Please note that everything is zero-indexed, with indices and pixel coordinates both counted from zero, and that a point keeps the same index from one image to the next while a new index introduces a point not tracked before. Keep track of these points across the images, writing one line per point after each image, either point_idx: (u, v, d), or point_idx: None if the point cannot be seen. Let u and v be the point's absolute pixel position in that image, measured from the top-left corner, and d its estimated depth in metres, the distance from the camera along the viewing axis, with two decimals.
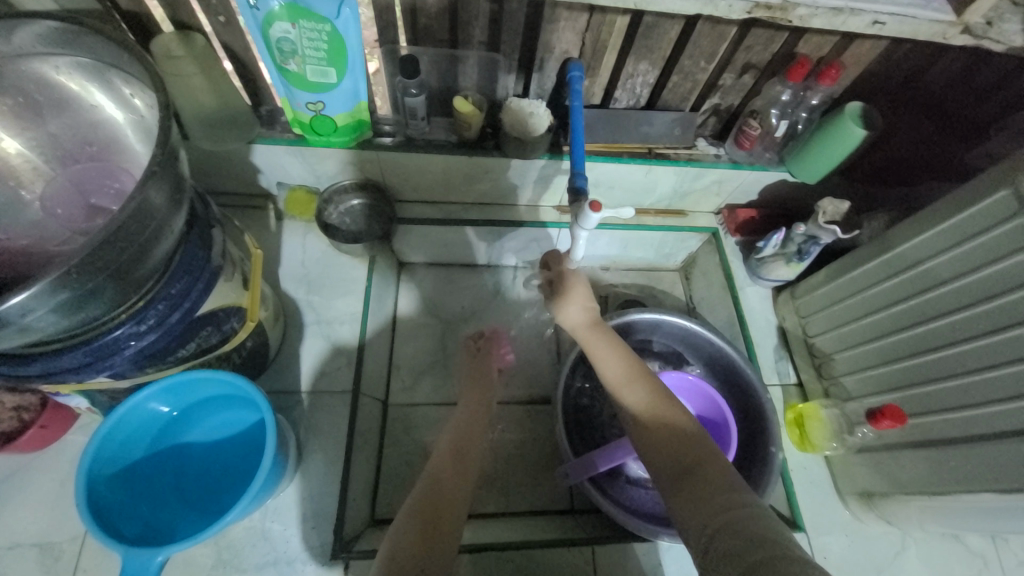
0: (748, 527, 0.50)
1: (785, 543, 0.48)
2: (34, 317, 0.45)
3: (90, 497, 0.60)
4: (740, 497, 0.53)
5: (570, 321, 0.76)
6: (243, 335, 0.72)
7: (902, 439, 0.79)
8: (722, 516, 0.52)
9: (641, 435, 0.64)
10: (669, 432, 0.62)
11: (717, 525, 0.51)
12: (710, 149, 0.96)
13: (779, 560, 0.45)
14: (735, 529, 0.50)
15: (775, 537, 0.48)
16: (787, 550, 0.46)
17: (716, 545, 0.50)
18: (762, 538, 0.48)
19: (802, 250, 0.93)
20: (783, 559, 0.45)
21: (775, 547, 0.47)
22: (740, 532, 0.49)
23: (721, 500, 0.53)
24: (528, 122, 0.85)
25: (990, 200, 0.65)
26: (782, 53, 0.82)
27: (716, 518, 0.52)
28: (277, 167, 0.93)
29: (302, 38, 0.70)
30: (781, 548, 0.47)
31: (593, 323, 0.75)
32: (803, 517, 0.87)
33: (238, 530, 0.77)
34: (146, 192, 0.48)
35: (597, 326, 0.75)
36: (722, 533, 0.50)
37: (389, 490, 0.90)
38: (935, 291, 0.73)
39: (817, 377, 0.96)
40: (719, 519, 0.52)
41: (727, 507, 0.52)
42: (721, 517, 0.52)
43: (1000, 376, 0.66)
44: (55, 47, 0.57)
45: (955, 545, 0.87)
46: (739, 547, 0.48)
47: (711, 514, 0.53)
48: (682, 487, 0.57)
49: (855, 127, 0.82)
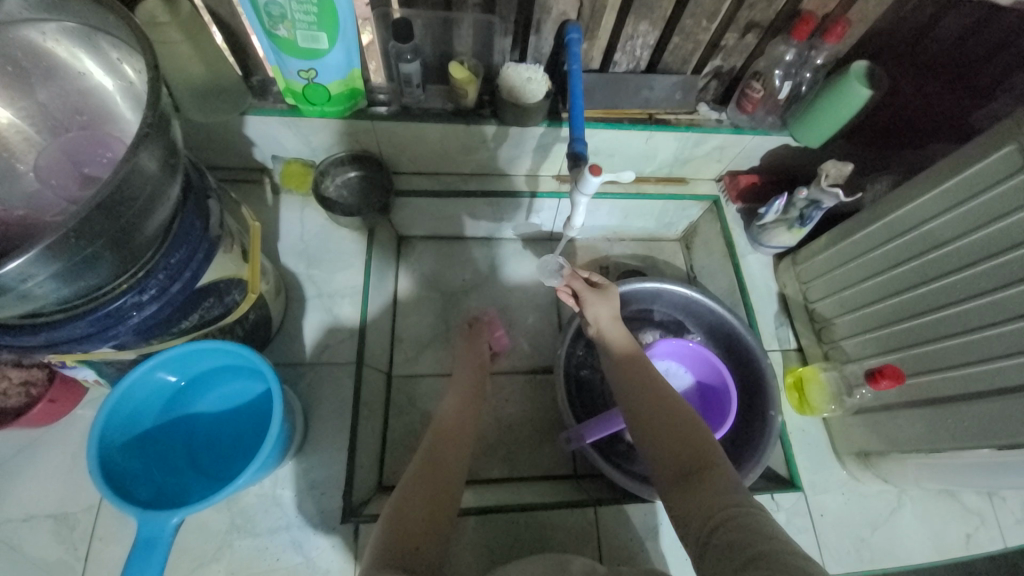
0: (750, 522, 0.50)
1: (782, 538, 0.48)
2: (34, 283, 0.45)
3: (102, 462, 0.62)
4: (740, 496, 0.53)
5: (603, 319, 0.79)
6: (245, 307, 0.73)
7: (902, 399, 0.80)
8: (724, 511, 0.52)
9: (646, 430, 0.64)
10: (675, 428, 0.63)
11: (718, 520, 0.51)
12: (711, 114, 0.94)
13: (778, 554, 0.45)
14: (736, 525, 0.50)
15: (774, 533, 0.48)
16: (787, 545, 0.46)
17: (716, 539, 0.50)
18: (763, 532, 0.48)
19: (805, 215, 0.92)
20: (782, 552, 0.45)
21: (772, 542, 0.47)
22: (740, 526, 0.50)
23: (722, 496, 0.53)
24: (526, 88, 0.83)
25: (994, 157, 0.64)
26: (787, 11, 0.80)
27: (716, 513, 0.52)
28: (271, 139, 0.91)
29: (290, 1, 0.68)
30: (781, 544, 0.46)
31: (620, 326, 0.79)
32: (801, 477, 0.89)
33: (249, 497, 0.79)
34: (138, 156, 0.47)
35: (626, 330, 0.79)
36: (724, 526, 0.50)
37: (396, 458, 0.92)
38: (936, 253, 0.73)
39: (817, 342, 0.97)
40: (720, 515, 0.52)
41: (728, 502, 0.53)
42: (721, 513, 0.52)
43: (997, 334, 0.67)
44: (41, 12, 0.57)
45: (950, 502, 0.89)
46: (737, 541, 0.48)
47: (713, 508, 0.52)
48: (685, 487, 0.57)
49: (860, 86, 0.81)
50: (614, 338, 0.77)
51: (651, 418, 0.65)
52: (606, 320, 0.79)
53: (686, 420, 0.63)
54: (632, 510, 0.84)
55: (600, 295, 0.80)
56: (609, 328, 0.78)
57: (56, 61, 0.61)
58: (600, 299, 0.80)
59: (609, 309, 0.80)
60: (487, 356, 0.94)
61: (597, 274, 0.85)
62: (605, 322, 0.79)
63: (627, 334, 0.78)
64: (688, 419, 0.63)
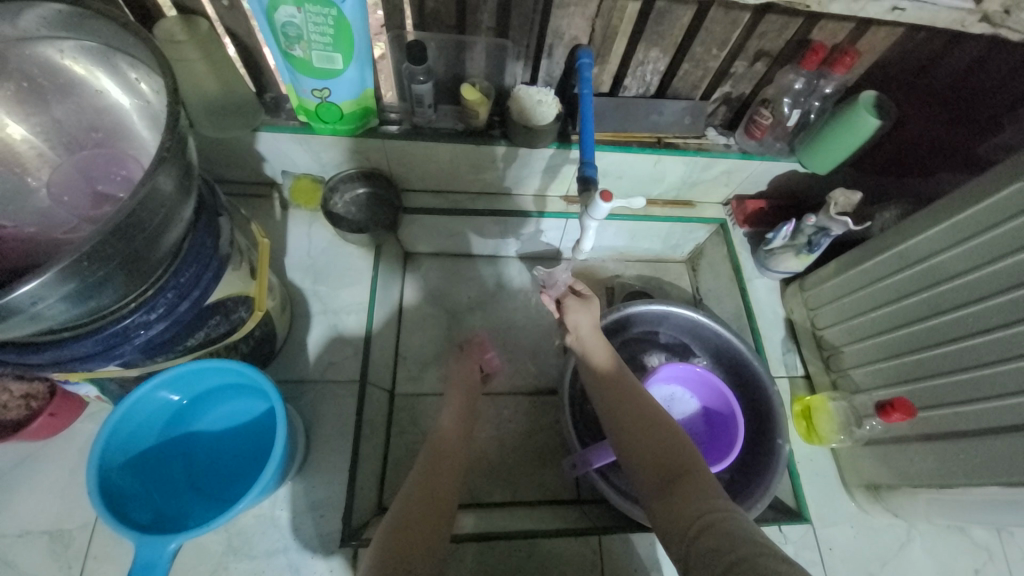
0: (729, 528, 0.51)
1: (760, 541, 0.48)
2: (45, 305, 0.45)
3: (101, 483, 0.61)
4: (720, 502, 0.54)
5: (580, 329, 0.80)
6: (251, 325, 0.72)
7: (912, 432, 0.79)
8: (704, 518, 0.53)
9: (627, 442, 0.65)
10: (656, 439, 0.64)
11: (700, 526, 0.52)
12: (720, 139, 0.94)
13: (758, 557, 0.46)
14: (716, 531, 0.51)
15: (753, 538, 0.49)
16: (766, 548, 0.47)
17: (698, 545, 0.51)
18: (740, 536, 0.49)
19: (813, 242, 0.92)
20: (764, 556, 0.46)
21: (755, 547, 0.48)
22: (719, 532, 0.51)
23: (703, 502, 0.55)
24: (536, 110, 0.84)
25: (1007, 191, 0.64)
26: (796, 40, 0.81)
27: (696, 521, 0.53)
28: (281, 155, 0.92)
29: (308, 22, 0.69)
30: (762, 547, 0.47)
31: (599, 335, 0.80)
32: (809, 508, 0.87)
33: (248, 517, 0.78)
34: (156, 177, 0.47)
35: (603, 338, 0.79)
36: (704, 533, 0.51)
37: (397, 478, 0.91)
38: (945, 286, 0.73)
39: (825, 370, 0.96)
40: (701, 521, 0.53)
41: (708, 508, 0.54)
42: (703, 520, 0.53)
43: (1010, 370, 0.66)
44: (61, 31, 0.57)
45: (960, 537, 0.87)
46: (718, 548, 0.49)
47: (694, 515, 0.54)
48: (666, 494, 0.58)
49: (869, 116, 0.81)
50: (590, 348, 0.78)
51: (634, 425, 0.66)
52: (587, 330, 0.79)
53: (668, 429, 0.65)
54: (637, 539, 0.82)
55: (582, 304, 0.82)
56: (588, 337, 0.79)
57: (73, 80, 0.62)
58: (582, 309, 0.81)
59: (591, 319, 0.80)
60: (474, 377, 0.91)
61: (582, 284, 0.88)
62: (583, 330, 0.80)
63: (607, 342, 0.79)
64: (669, 428, 0.65)
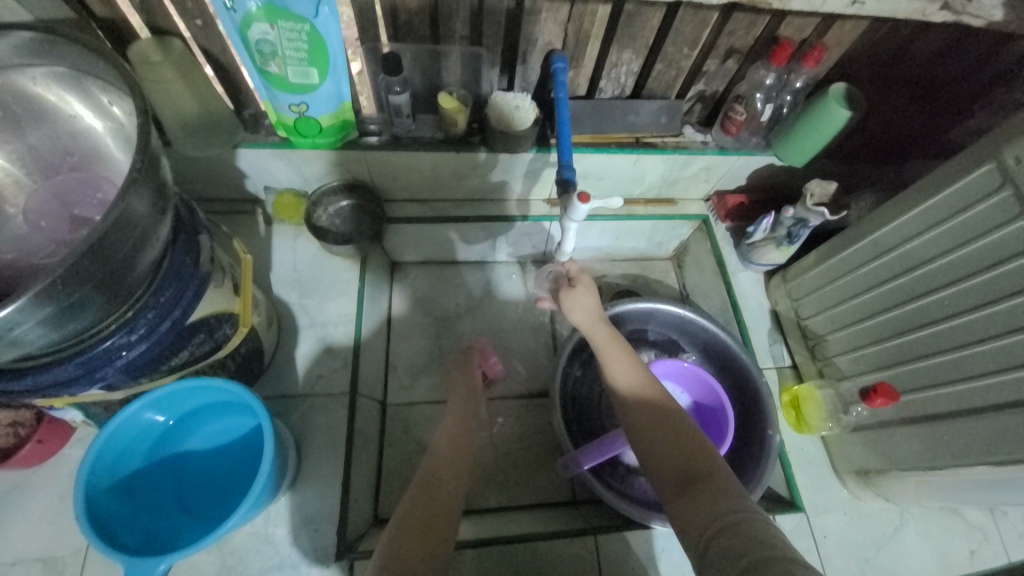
0: (746, 529, 0.51)
1: (778, 543, 0.48)
2: (23, 330, 0.45)
3: (89, 508, 0.60)
4: (739, 503, 0.54)
5: (582, 322, 0.79)
6: (236, 342, 0.72)
7: (897, 416, 0.81)
8: (722, 518, 0.53)
9: (644, 441, 0.64)
10: (675, 438, 0.63)
11: (717, 527, 0.52)
12: (697, 136, 0.96)
13: (778, 561, 0.46)
14: (734, 532, 0.51)
15: (769, 539, 0.49)
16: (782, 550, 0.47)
17: (716, 546, 0.51)
18: (759, 539, 0.49)
19: (792, 234, 0.93)
20: (781, 560, 0.46)
21: (770, 549, 0.47)
22: (737, 534, 0.50)
23: (721, 503, 0.54)
24: (514, 115, 0.85)
25: (976, 174, 0.65)
26: (764, 38, 0.82)
27: (713, 521, 0.53)
28: (263, 171, 0.92)
29: (282, 39, 0.69)
30: (780, 549, 0.47)
31: (608, 327, 0.78)
32: (802, 497, 0.88)
33: (241, 536, 0.77)
34: (128, 199, 0.47)
35: (614, 332, 0.77)
36: (721, 534, 0.51)
37: (391, 489, 0.90)
38: (921, 271, 0.75)
39: (811, 359, 0.97)
40: (719, 521, 0.52)
41: (726, 509, 0.53)
42: (720, 520, 0.52)
43: (988, 350, 0.67)
44: (32, 58, 0.58)
45: (952, 519, 0.88)
46: (735, 549, 0.49)
47: (711, 515, 0.53)
48: (685, 493, 0.57)
49: (839, 108, 0.83)
50: (602, 342, 0.76)
51: (649, 424, 0.65)
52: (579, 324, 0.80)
53: (682, 427, 0.64)
54: (632, 537, 0.82)
55: (573, 297, 0.81)
56: (595, 331, 0.78)
57: (47, 106, 0.62)
58: (576, 302, 0.81)
59: (580, 312, 0.80)
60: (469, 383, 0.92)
61: (575, 266, 0.86)
62: (589, 325, 0.78)
63: (618, 338, 0.76)
64: (686, 426, 0.64)
